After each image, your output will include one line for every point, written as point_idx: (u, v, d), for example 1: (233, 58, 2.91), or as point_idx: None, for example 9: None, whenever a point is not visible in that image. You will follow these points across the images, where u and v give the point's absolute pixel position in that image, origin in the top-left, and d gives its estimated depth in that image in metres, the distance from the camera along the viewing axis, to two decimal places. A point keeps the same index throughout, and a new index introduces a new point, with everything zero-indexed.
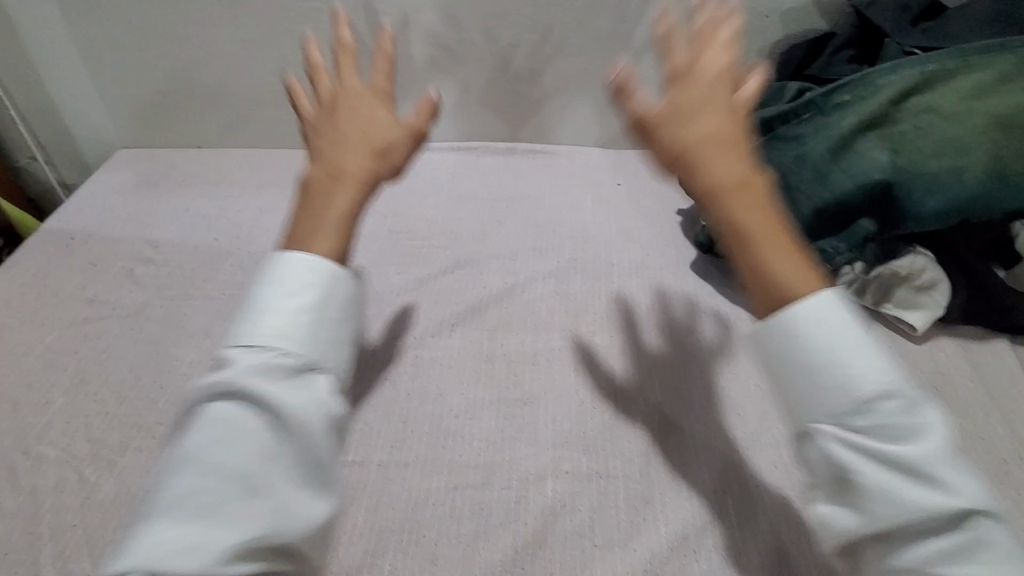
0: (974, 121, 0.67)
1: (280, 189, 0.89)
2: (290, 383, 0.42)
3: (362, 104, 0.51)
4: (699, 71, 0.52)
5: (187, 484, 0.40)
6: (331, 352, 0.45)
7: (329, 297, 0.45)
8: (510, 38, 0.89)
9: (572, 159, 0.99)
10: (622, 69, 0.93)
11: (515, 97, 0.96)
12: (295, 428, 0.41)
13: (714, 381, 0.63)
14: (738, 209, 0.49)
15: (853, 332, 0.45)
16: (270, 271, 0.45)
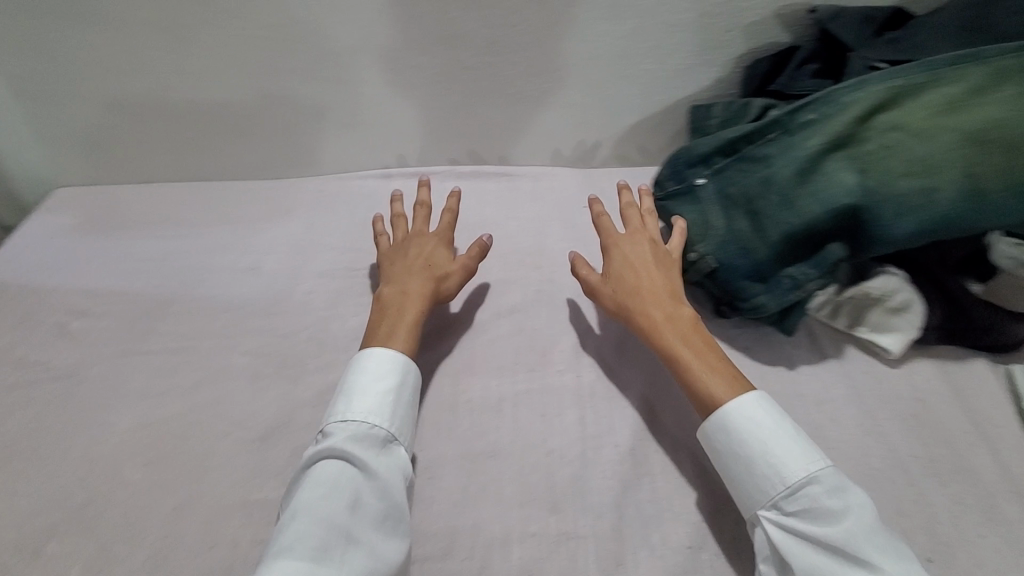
0: (944, 135, 0.64)
1: (230, 227, 0.84)
2: (378, 452, 0.53)
3: (429, 247, 0.70)
4: (626, 239, 0.69)
5: (298, 527, 0.47)
6: (403, 427, 0.56)
7: (405, 383, 0.57)
8: (467, 60, 0.86)
9: (538, 181, 0.97)
10: (585, 88, 0.91)
11: (477, 119, 0.93)
12: (384, 489, 0.51)
13: (688, 422, 0.60)
14: (670, 341, 0.59)
15: (784, 433, 0.52)
16: (358, 366, 0.57)
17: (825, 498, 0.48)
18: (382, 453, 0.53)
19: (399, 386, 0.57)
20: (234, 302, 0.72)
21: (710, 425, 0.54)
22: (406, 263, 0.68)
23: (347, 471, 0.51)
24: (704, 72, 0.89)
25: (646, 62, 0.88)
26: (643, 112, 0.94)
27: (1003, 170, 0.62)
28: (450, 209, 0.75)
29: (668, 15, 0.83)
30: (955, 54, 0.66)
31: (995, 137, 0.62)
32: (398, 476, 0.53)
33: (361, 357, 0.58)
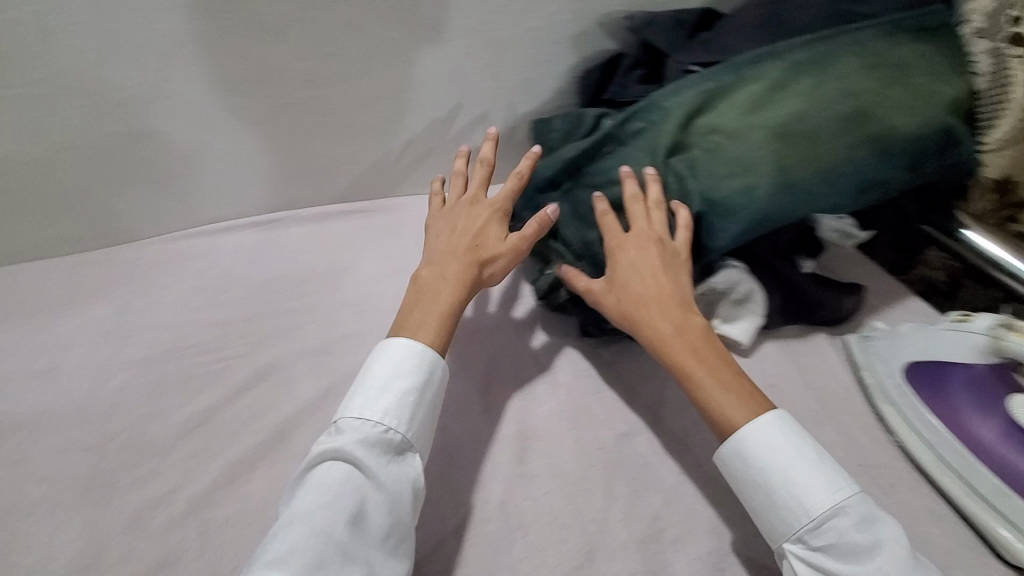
0: (757, 131, 0.66)
1: (22, 323, 0.72)
2: (390, 460, 0.53)
3: (481, 220, 0.68)
4: (631, 243, 0.65)
5: (295, 536, 0.47)
6: (422, 436, 0.55)
7: (429, 385, 0.57)
8: (288, 96, 0.77)
9: (393, 214, 0.91)
10: (424, 115, 0.86)
11: (310, 155, 0.85)
12: (391, 503, 0.50)
13: (558, 459, 0.59)
14: (681, 361, 0.58)
15: (808, 459, 0.53)
16: (385, 358, 0.57)
17: (855, 533, 0.50)
18: (394, 462, 0.53)
19: (421, 391, 0.56)
20: (28, 418, 0.61)
21: (727, 450, 0.55)
22: (481, 239, 0.66)
23: (356, 476, 0.50)
24: (541, 86, 0.89)
25: (482, 81, 0.85)
26: (489, 131, 0.92)
27: (808, 160, 0.66)
28: (519, 173, 0.71)
29: (494, 33, 0.81)
30: (756, 52, 0.69)
31: (801, 128, 0.66)
32: (408, 487, 0.52)
33: (383, 347, 0.58)
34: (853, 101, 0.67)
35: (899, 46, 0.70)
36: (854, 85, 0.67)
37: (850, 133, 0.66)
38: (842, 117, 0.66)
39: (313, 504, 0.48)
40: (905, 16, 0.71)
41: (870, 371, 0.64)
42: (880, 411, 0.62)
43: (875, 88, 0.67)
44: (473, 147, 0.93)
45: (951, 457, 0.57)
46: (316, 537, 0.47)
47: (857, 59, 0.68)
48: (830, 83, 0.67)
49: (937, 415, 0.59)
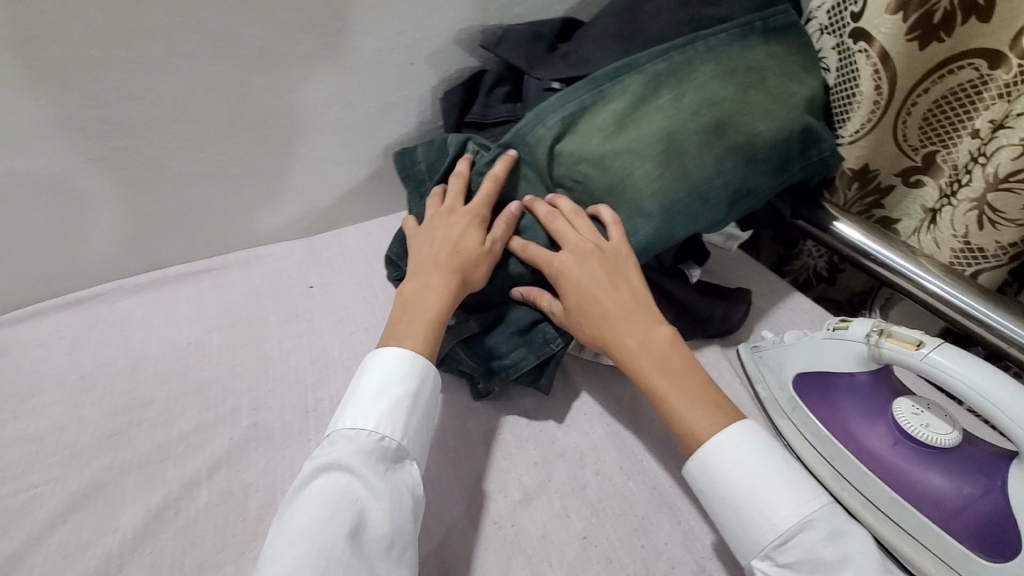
0: (630, 155, 0.63)
1: None
2: (387, 471, 0.49)
3: (460, 228, 0.62)
4: (569, 261, 0.60)
5: (305, 547, 0.43)
6: (419, 445, 0.52)
7: (420, 395, 0.53)
8: (89, 151, 0.64)
9: (248, 268, 0.79)
10: (271, 154, 0.75)
11: (135, 215, 0.72)
12: (390, 515, 0.47)
13: (448, 545, 0.53)
14: (647, 376, 0.55)
15: (775, 466, 0.50)
16: (379, 365, 0.54)
17: (823, 545, 0.47)
18: (389, 472, 0.49)
19: (413, 399, 0.53)
20: None
21: (694, 466, 0.52)
22: (456, 243, 0.61)
23: (352, 488, 0.47)
24: (402, 110, 0.81)
25: (332, 111, 0.76)
26: (352, 163, 0.83)
27: (682, 179, 0.63)
28: (494, 176, 0.63)
29: (338, 58, 0.72)
30: (613, 68, 0.65)
31: (673, 145, 0.63)
32: (405, 498, 0.49)
33: (376, 355, 0.55)
34: (717, 110, 0.65)
35: (752, 50, 0.69)
36: (713, 93, 0.65)
37: (718, 144, 0.65)
38: (708, 128, 0.64)
39: (307, 519, 0.45)
40: (756, 17, 0.70)
41: (763, 382, 0.64)
42: (778, 425, 0.61)
43: (735, 94, 0.66)
44: (336, 182, 0.83)
45: (848, 471, 0.56)
46: (329, 544, 0.44)
47: (713, 66, 0.67)
48: (691, 94, 0.65)
49: (827, 425, 0.58)
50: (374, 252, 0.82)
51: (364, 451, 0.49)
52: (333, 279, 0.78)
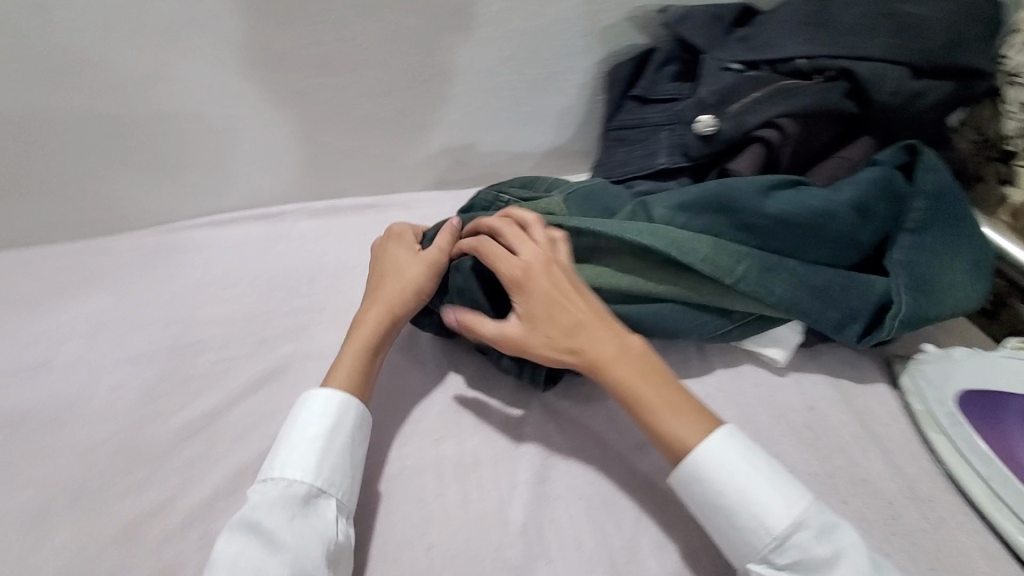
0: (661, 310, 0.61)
1: (16, 313, 0.68)
2: (300, 515, 0.47)
3: (407, 265, 0.63)
4: (540, 268, 0.57)
5: None
6: (342, 478, 0.50)
7: (339, 430, 0.51)
8: (297, 84, 0.73)
9: (406, 210, 0.86)
10: (444, 106, 0.82)
11: (322, 147, 0.80)
12: (304, 557, 0.45)
13: (584, 478, 0.54)
14: (624, 380, 0.51)
15: (761, 472, 0.48)
16: (296, 413, 0.53)
17: (815, 545, 0.45)
18: (304, 514, 0.47)
19: (329, 432, 0.51)
20: (15, 417, 0.57)
21: (683, 472, 0.48)
22: (381, 284, 0.62)
23: (269, 539, 0.45)
24: (565, 81, 0.85)
25: (504, 72, 0.81)
26: (510, 126, 0.87)
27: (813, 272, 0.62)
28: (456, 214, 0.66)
29: (518, 24, 0.77)
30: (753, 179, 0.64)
31: (696, 300, 0.62)
32: (321, 537, 0.46)
33: (298, 403, 0.53)
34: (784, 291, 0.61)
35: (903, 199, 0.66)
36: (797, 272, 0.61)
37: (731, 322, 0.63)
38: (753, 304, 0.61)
39: None
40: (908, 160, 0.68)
41: (918, 398, 0.62)
42: (929, 441, 0.59)
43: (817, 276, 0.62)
44: (492, 142, 0.89)
45: (1005, 493, 0.54)
46: None
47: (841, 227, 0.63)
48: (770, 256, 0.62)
49: (991, 445, 0.55)
50: None
51: (273, 500, 0.47)
52: None
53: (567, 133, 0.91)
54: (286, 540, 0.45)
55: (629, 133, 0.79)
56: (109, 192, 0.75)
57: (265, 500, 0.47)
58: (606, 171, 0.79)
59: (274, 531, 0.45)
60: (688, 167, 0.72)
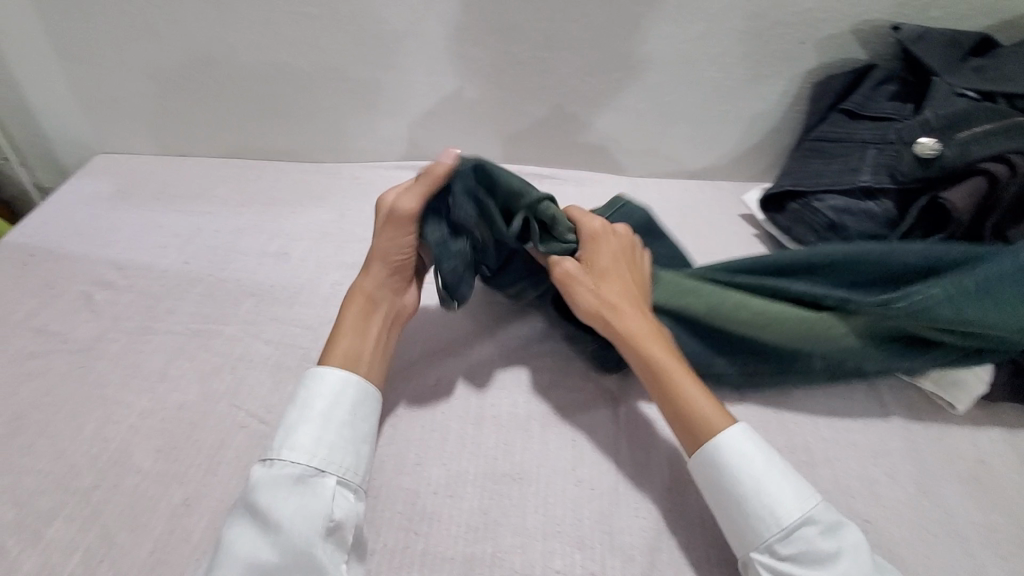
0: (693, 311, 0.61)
1: (264, 209, 0.83)
2: (297, 493, 0.45)
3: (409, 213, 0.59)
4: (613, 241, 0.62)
5: None
6: (344, 454, 0.48)
7: (337, 405, 0.49)
8: (520, 54, 0.81)
9: (582, 186, 0.92)
10: (643, 93, 0.86)
11: (524, 117, 0.88)
12: (312, 535, 0.43)
13: None
14: (656, 356, 0.53)
15: (772, 466, 0.48)
16: (300, 388, 0.50)
17: (819, 540, 0.45)
18: (303, 493, 0.45)
19: (331, 409, 0.49)
20: (261, 289, 0.70)
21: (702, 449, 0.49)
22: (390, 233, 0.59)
23: (266, 519, 0.43)
24: (768, 87, 0.85)
25: (709, 69, 0.83)
26: (699, 122, 0.89)
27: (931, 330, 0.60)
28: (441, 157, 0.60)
29: (737, 24, 0.79)
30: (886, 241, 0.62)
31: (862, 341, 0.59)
32: (319, 517, 0.44)
33: (301, 377, 0.51)
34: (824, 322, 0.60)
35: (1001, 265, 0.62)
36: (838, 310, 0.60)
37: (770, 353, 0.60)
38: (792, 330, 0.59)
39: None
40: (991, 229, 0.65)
41: None
42: None
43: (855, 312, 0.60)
44: (678, 137, 0.91)
45: None
46: None
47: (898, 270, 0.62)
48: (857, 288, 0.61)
49: None
50: (689, 210, 0.89)
51: (277, 482, 0.45)
52: None
53: (756, 139, 0.91)
54: (296, 521, 0.43)
55: (827, 146, 0.78)
56: (346, 128, 0.91)
57: (264, 486, 0.45)
58: (791, 179, 0.78)
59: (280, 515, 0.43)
60: (893, 189, 0.70)
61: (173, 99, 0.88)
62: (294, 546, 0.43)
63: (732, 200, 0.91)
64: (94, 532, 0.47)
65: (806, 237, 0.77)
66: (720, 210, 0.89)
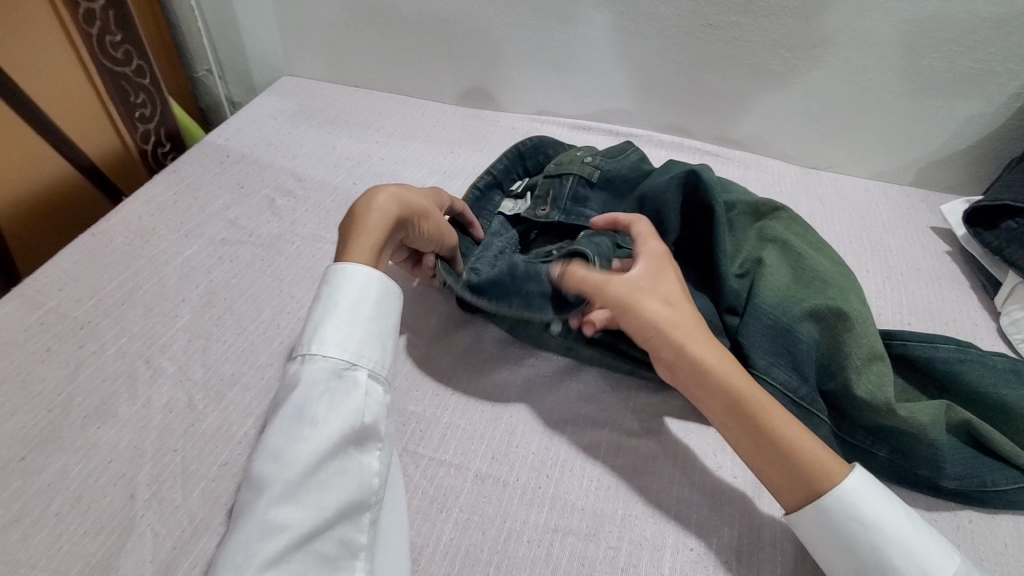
0: (766, 298, 0.55)
1: (426, 145, 0.86)
2: (332, 385, 0.43)
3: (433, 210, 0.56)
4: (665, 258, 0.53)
5: (270, 478, 0.39)
6: (349, 338, 0.45)
7: (366, 301, 0.47)
8: (713, 16, 0.76)
9: (747, 168, 0.86)
10: (842, 75, 0.77)
11: (699, 85, 0.83)
12: (333, 402, 0.42)
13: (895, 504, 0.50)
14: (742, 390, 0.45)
15: (905, 526, 0.42)
16: (325, 290, 0.47)
17: None
18: (336, 385, 0.43)
19: (358, 302, 0.46)
20: None
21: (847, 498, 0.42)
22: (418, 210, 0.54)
23: (302, 410, 0.41)
24: (998, 86, 0.73)
25: (931, 56, 0.73)
26: (899, 116, 0.80)
27: None
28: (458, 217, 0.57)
29: (981, 4, 0.68)
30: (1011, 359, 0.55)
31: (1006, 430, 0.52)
32: (354, 411, 0.42)
33: (325, 283, 0.47)
34: (932, 427, 0.49)
35: None
36: (947, 406, 0.50)
37: (829, 407, 0.53)
38: (854, 362, 0.51)
39: (266, 467, 0.39)
40: None
41: None
42: None
43: (958, 410, 0.50)
44: (870, 129, 0.82)
45: None
46: (291, 465, 0.39)
47: (1014, 391, 0.52)
48: (996, 378, 0.53)
49: None
50: (866, 212, 0.80)
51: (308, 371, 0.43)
52: (822, 216, 0.79)
53: (963, 144, 0.80)
54: (306, 383, 0.43)
55: None
56: (512, 78, 0.91)
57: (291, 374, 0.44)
58: (1013, 192, 0.67)
59: (302, 386, 0.42)
60: None
61: (359, 30, 0.93)
62: (329, 438, 0.40)
63: (920, 209, 0.81)
64: (266, 404, 0.52)
65: (1022, 260, 0.65)
66: (902, 218, 0.80)
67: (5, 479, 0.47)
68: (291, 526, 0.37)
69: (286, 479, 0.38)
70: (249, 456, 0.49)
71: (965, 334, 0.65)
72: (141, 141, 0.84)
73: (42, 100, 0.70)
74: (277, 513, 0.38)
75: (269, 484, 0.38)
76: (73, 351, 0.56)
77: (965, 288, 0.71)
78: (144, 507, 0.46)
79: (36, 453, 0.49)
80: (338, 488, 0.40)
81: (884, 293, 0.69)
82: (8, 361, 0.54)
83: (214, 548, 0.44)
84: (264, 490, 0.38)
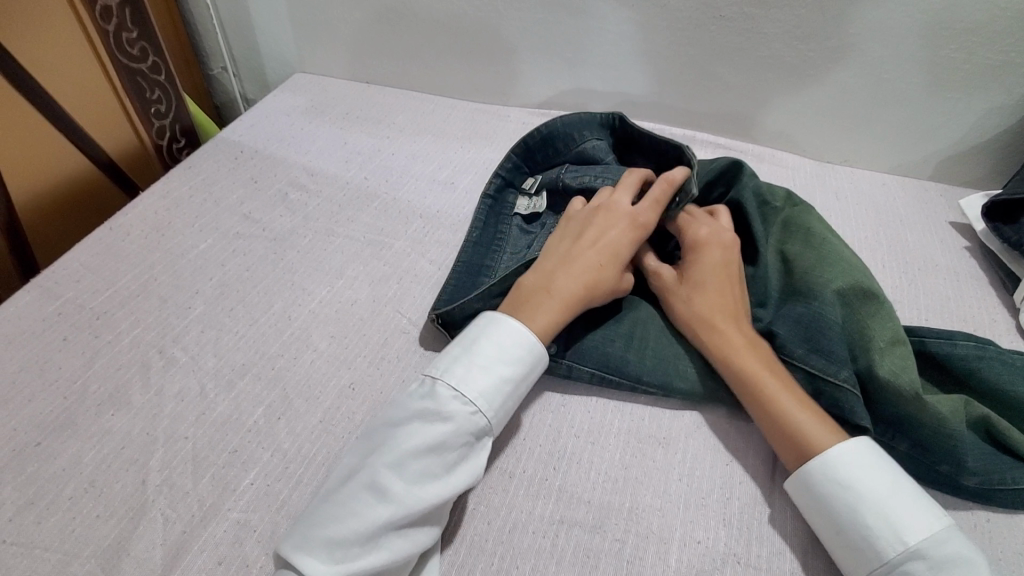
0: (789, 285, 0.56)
1: (435, 140, 0.87)
2: (471, 444, 0.46)
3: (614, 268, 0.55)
4: (715, 246, 0.57)
5: (392, 502, 0.41)
6: (499, 405, 0.47)
7: (526, 377, 0.49)
8: (726, 9, 0.75)
9: (760, 162, 0.84)
10: (860, 67, 0.76)
11: (712, 79, 0.83)
12: (464, 462, 0.45)
13: None
14: (755, 367, 0.49)
15: (886, 493, 0.43)
16: (497, 336, 0.49)
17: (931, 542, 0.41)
18: (474, 444, 0.46)
19: (518, 374, 0.48)
20: (429, 212, 0.73)
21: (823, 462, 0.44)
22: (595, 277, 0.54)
23: (440, 449, 0.44)
24: (1020, 78, 0.71)
25: (951, 47, 0.71)
26: (917, 109, 0.78)
27: None
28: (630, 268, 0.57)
29: None
30: None
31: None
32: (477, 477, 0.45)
33: (499, 327, 0.49)
34: (952, 418, 0.48)
35: None
36: (964, 401, 0.50)
37: None
38: (878, 344, 0.52)
39: (395, 488, 0.42)
40: None
41: None
42: None
43: (976, 406, 0.50)
44: (887, 123, 0.81)
45: None
46: (415, 502, 0.42)
47: None
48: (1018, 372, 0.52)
49: None
50: (882, 207, 0.79)
51: (456, 410, 0.45)
52: (838, 210, 0.78)
53: (984, 137, 0.78)
54: (456, 430, 0.45)
55: None
56: (524, 73, 0.91)
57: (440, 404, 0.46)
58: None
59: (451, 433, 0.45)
60: None
61: (372, 26, 0.94)
62: (450, 490, 0.43)
63: (938, 204, 0.80)
64: (277, 394, 0.53)
65: None
66: (919, 213, 0.78)
67: (21, 464, 0.48)
68: (387, 553, 0.41)
69: (404, 508, 0.41)
70: (259, 445, 0.49)
71: (983, 331, 0.64)
72: (157, 136, 0.85)
73: (59, 96, 0.71)
74: (383, 536, 0.41)
75: (387, 508, 0.41)
76: (90, 340, 0.57)
77: (984, 284, 0.69)
78: (155, 493, 0.47)
79: (51, 440, 0.50)
80: (431, 533, 0.43)
81: (900, 289, 0.68)
82: (26, 350, 0.56)
83: (222, 534, 0.45)
84: (383, 508, 0.41)
